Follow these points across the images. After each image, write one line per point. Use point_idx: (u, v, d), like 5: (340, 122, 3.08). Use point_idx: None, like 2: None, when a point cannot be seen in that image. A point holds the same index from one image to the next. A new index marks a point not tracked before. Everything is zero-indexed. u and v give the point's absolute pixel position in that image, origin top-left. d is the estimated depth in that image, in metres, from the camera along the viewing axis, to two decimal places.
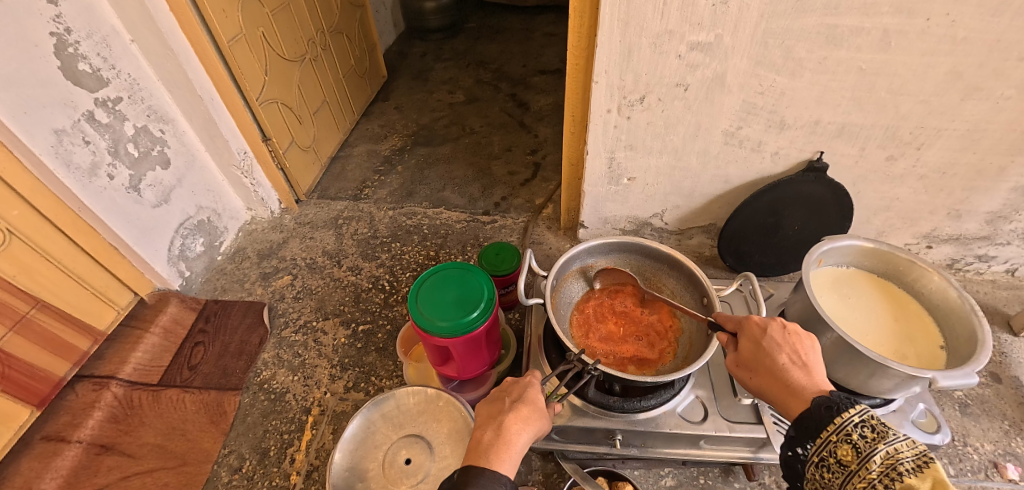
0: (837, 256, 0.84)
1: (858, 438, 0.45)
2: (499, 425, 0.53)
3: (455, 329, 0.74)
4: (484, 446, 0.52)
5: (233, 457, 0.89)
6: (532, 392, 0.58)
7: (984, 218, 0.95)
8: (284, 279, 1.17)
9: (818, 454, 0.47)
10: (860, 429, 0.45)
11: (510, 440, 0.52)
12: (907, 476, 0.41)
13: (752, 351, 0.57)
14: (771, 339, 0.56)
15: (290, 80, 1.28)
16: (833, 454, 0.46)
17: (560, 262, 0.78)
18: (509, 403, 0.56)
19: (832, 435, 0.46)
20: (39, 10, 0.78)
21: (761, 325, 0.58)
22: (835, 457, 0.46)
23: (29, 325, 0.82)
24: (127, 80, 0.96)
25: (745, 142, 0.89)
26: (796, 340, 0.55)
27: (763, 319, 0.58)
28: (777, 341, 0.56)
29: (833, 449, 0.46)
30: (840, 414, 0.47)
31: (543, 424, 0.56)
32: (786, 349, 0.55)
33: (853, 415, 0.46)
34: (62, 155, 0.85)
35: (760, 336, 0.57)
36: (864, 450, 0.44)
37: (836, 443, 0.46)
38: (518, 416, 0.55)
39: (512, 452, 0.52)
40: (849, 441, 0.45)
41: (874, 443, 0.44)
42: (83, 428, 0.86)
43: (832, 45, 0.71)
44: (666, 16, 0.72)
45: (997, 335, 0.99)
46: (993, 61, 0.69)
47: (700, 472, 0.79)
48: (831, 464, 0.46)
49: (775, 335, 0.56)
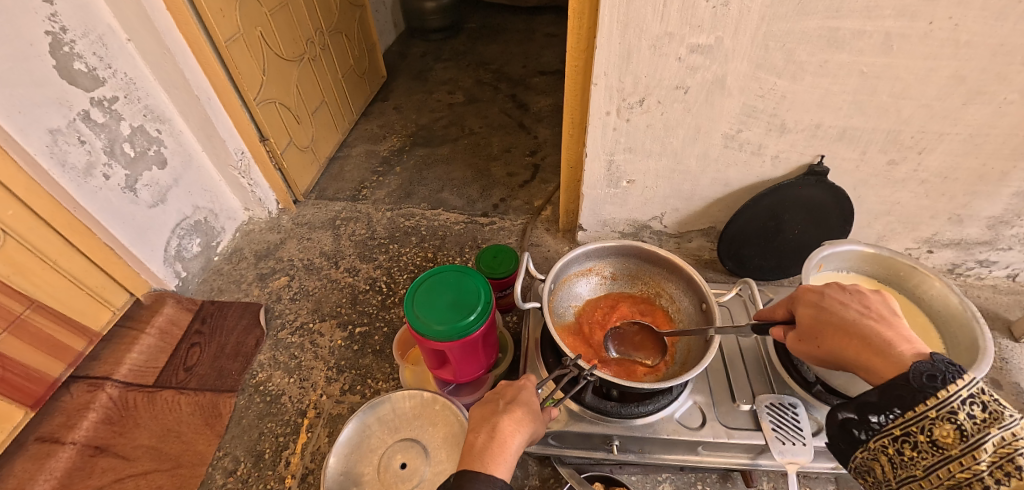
0: (838, 261, 0.83)
1: (965, 419, 0.42)
2: (493, 427, 0.53)
3: (451, 333, 0.73)
4: (478, 449, 0.51)
5: (227, 459, 0.89)
6: (525, 394, 0.58)
7: (985, 222, 0.94)
8: (281, 280, 1.17)
9: (905, 430, 0.45)
10: (967, 408, 0.42)
11: (505, 442, 0.51)
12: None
13: (815, 318, 0.55)
14: (834, 300, 0.55)
15: (288, 80, 1.28)
16: (926, 433, 0.43)
17: (559, 264, 0.77)
18: (503, 405, 0.56)
19: (932, 413, 0.43)
20: (34, 8, 0.77)
21: (817, 291, 0.57)
22: (929, 436, 0.43)
23: (24, 325, 0.81)
24: (124, 79, 0.95)
25: (746, 145, 0.88)
26: (862, 300, 0.54)
27: (818, 286, 0.58)
28: (840, 301, 0.54)
29: (928, 427, 0.43)
30: (947, 387, 0.42)
31: (536, 426, 0.55)
32: (854, 306, 0.53)
33: (962, 390, 0.42)
34: (57, 154, 0.84)
35: (820, 300, 0.56)
36: (972, 435, 0.41)
37: (936, 423, 0.43)
38: (512, 418, 0.54)
39: (507, 454, 0.51)
40: (953, 422, 0.42)
41: (984, 427, 0.41)
42: (77, 430, 0.85)
43: (833, 48, 0.71)
44: (666, 18, 0.71)
45: (997, 341, 0.98)
46: (996, 65, 0.69)
47: (698, 478, 0.78)
48: (918, 442, 0.44)
49: (837, 297, 0.55)
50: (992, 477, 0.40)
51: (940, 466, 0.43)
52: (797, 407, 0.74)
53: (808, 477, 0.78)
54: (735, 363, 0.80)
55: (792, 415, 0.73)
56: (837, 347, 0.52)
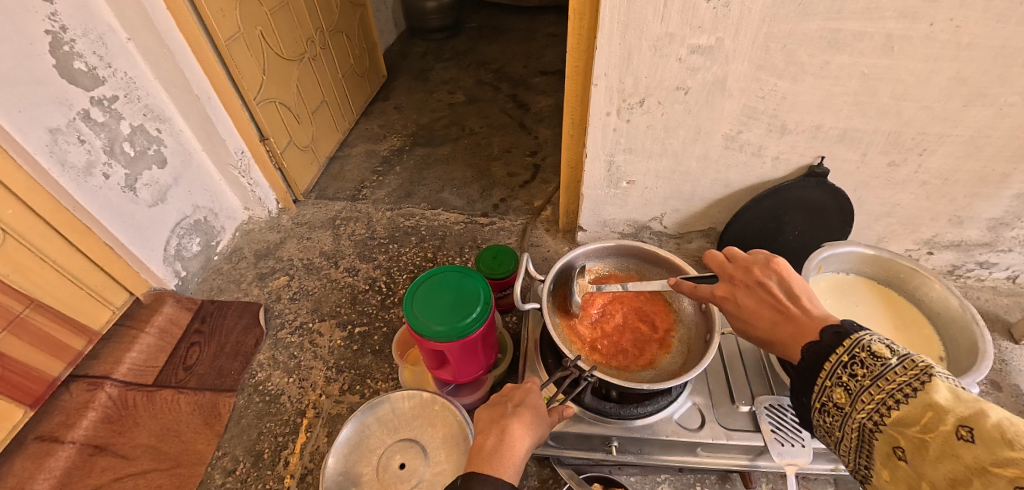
0: (837, 262, 0.83)
1: (848, 379, 0.44)
2: (502, 430, 0.52)
3: (450, 334, 0.73)
4: (487, 452, 0.51)
5: (226, 459, 0.89)
6: (533, 398, 0.57)
7: (986, 224, 0.94)
8: (281, 280, 1.17)
9: (817, 401, 0.47)
10: (848, 368, 0.44)
11: (515, 446, 0.51)
12: (897, 409, 0.39)
13: (737, 327, 0.54)
14: (744, 307, 0.53)
15: (288, 79, 1.27)
16: (829, 399, 0.45)
17: (558, 265, 0.78)
18: (512, 408, 0.55)
19: (825, 380, 0.45)
20: (35, 8, 0.77)
21: (728, 298, 0.55)
22: (830, 401, 0.45)
23: (24, 324, 0.81)
24: (124, 78, 0.95)
25: (746, 147, 0.88)
26: (761, 293, 0.52)
27: (725, 291, 0.55)
28: (750, 309, 0.52)
29: (827, 394, 0.45)
30: (828, 359, 0.45)
31: (543, 430, 0.55)
32: (764, 306, 0.51)
33: (841, 355, 0.44)
34: (57, 154, 0.84)
35: (735, 311, 0.54)
36: (853, 389, 0.43)
37: (830, 388, 0.45)
38: (521, 421, 0.54)
39: (515, 457, 0.51)
40: (840, 383, 0.44)
41: (862, 380, 0.43)
42: (77, 429, 0.85)
43: (834, 50, 0.71)
44: (666, 18, 0.71)
45: (997, 343, 0.98)
46: (998, 67, 0.68)
47: (697, 479, 0.78)
48: (828, 409, 0.46)
49: (745, 303, 0.53)
50: (875, 421, 0.41)
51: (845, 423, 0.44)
52: None
53: (808, 478, 0.77)
54: (735, 364, 0.80)
55: (791, 416, 0.73)
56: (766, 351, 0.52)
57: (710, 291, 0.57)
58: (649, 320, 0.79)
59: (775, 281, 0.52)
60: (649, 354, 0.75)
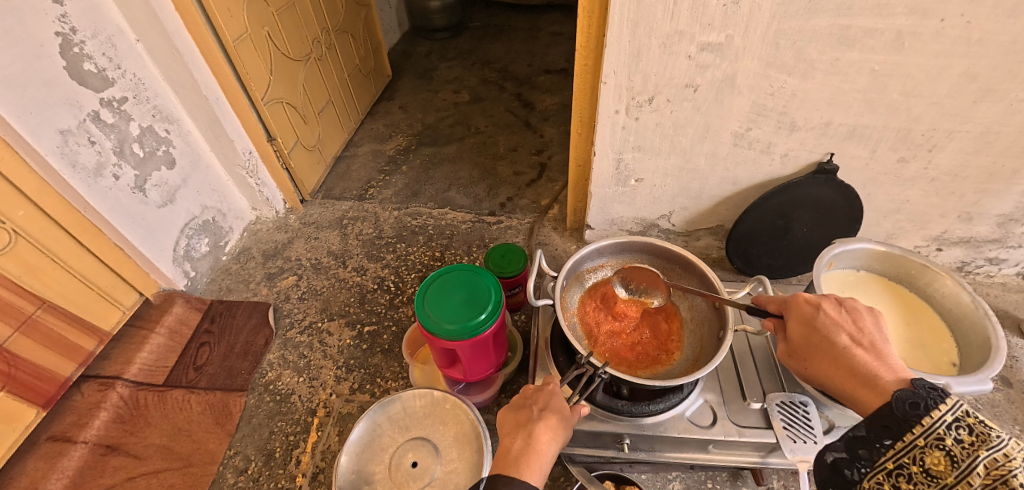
0: (854, 260, 0.83)
1: (953, 443, 0.40)
2: (529, 434, 0.52)
3: (462, 332, 0.74)
4: (514, 455, 0.51)
5: (238, 458, 0.89)
6: (557, 401, 0.56)
7: (996, 220, 0.94)
8: (290, 280, 1.17)
9: (895, 461, 0.43)
10: (954, 431, 0.40)
11: (541, 449, 0.51)
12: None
13: (806, 333, 0.56)
14: (825, 318, 0.56)
15: (295, 79, 1.28)
16: (918, 462, 0.42)
17: (570, 263, 0.78)
18: (537, 412, 0.54)
19: (920, 439, 0.42)
20: (44, 10, 0.78)
21: (813, 305, 0.58)
22: (920, 466, 0.42)
23: (36, 325, 0.82)
24: (133, 80, 0.95)
25: (755, 144, 0.88)
26: (856, 320, 0.55)
27: (816, 298, 0.58)
28: (833, 320, 0.55)
29: (918, 456, 0.42)
30: (930, 414, 0.42)
31: (569, 433, 0.55)
32: (846, 328, 0.54)
33: (945, 415, 0.41)
34: (67, 155, 0.84)
35: (814, 317, 0.57)
36: (962, 459, 0.39)
37: (924, 450, 0.41)
38: (546, 425, 0.53)
39: (541, 461, 0.51)
40: (942, 447, 0.40)
41: (973, 450, 0.39)
42: (89, 428, 0.86)
43: (845, 46, 0.70)
44: (676, 17, 0.71)
45: (1007, 340, 0.98)
46: (1009, 63, 0.68)
47: (708, 476, 0.78)
48: (914, 473, 0.42)
49: (830, 314, 0.56)
50: None
51: None
52: (808, 406, 0.74)
53: None
54: (745, 361, 0.80)
55: (804, 412, 0.73)
56: (821, 367, 0.54)
57: (795, 296, 0.60)
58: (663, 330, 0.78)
59: (870, 319, 0.55)
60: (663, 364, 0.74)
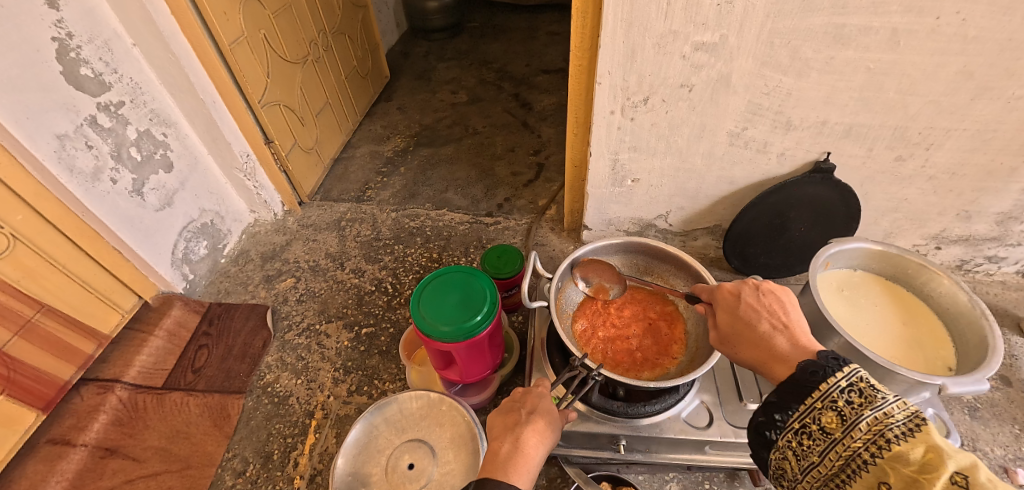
0: (851, 259, 0.83)
1: (844, 404, 0.43)
2: (517, 438, 0.52)
3: (457, 334, 0.74)
4: (502, 459, 0.50)
5: (236, 460, 0.89)
6: (546, 403, 0.57)
7: (995, 218, 0.93)
8: (288, 282, 1.17)
9: (801, 421, 0.46)
10: (846, 394, 0.43)
11: (529, 453, 0.51)
12: (895, 443, 0.38)
13: (731, 323, 0.57)
14: (746, 306, 0.56)
15: (292, 82, 1.28)
16: (817, 421, 0.45)
17: (565, 264, 0.78)
18: (526, 415, 0.55)
19: (817, 402, 0.45)
20: (41, 15, 0.78)
21: (735, 294, 0.58)
22: (819, 424, 0.44)
23: (34, 329, 0.82)
24: (130, 84, 0.96)
25: (751, 143, 0.88)
26: (771, 300, 0.56)
27: (736, 286, 0.59)
28: (752, 308, 0.56)
29: (817, 416, 0.45)
30: (827, 380, 0.45)
31: (557, 435, 0.55)
32: (762, 310, 0.55)
33: (840, 380, 0.44)
34: (65, 160, 0.85)
35: (736, 306, 0.57)
36: (850, 417, 0.42)
37: (821, 410, 0.44)
38: (535, 429, 0.53)
39: (530, 465, 0.51)
40: (835, 407, 0.43)
41: (860, 409, 0.42)
42: (88, 431, 0.87)
43: (840, 45, 0.70)
44: (669, 16, 0.71)
45: (1007, 338, 0.98)
46: (1004, 60, 0.68)
47: (705, 477, 0.78)
48: (812, 432, 0.45)
49: (750, 302, 0.56)
50: (868, 453, 0.40)
51: (827, 450, 0.43)
52: None
53: None
54: None
55: None
56: (744, 353, 0.55)
57: (719, 286, 0.61)
58: (660, 331, 0.78)
59: (786, 297, 0.56)
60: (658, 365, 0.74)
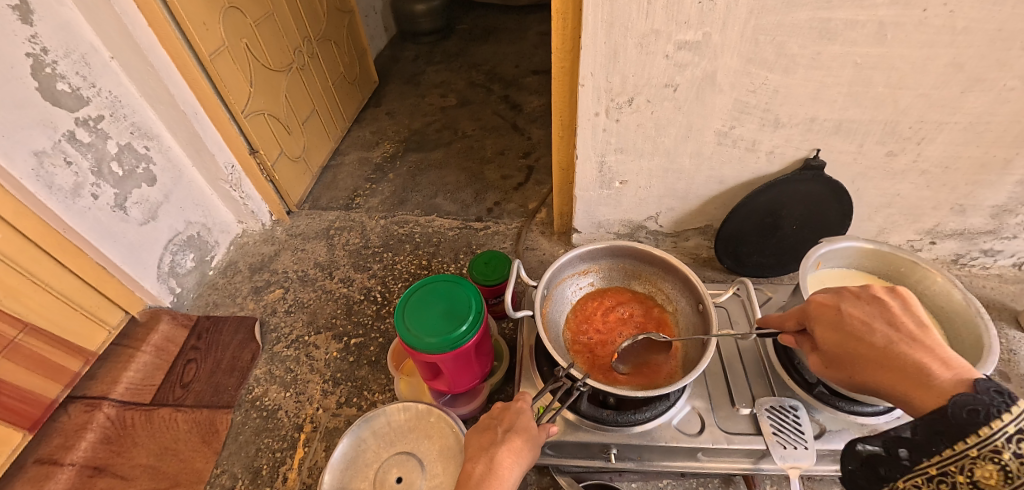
0: (838, 259, 0.81)
1: (1011, 459, 0.34)
2: (491, 458, 0.51)
3: (444, 345, 0.72)
4: (475, 480, 0.49)
5: (224, 477, 0.88)
6: (523, 420, 0.56)
7: (989, 212, 0.92)
8: (276, 293, 1.16)
9: (939, 468, 0.38)
10: (1015, 445, 0.35)
11: (503, 475, 0.50)
12: None
13: (838, 341, 0.49)
14: (852, 318, 0.49)
15: (276, 90, 1.27)
16: (965, 472, 0.37)
17: (551, 270, 0.76)
18: (502, 434, 0.53)
19: (971, 450, 0.36)
20: (14, 31, 0.77)
21: (833, 307, 0.51)
22: (967, 476, 0.37)
23: (18, 349, 0.81)
24: (109, 98, 0.94)
25: (739, 142, 0.86)
26: (882, 309, 0.48)
27: (831, 298, 0.52)
28: (861, 320, 0.48)
29: (966, 465, 0.37)
30: (991, 424, 0.36)
31: (534, 454, 0.54)
32: (880, 326, 0.47)
33: (1008, 426, 0.35)
34: (44, 177, 0.84)
35: (838, 321, 0.50)
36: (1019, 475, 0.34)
37: (975, 461, 0.36)
38: (511, 448, 0.52)
39: (506, 487, 0.49)
40: (997, 461, 0.35)
41: None
42: (76, 450, 0.86)
43: (826, 40, 0.69)
44: (651, 15, 0.70)
45: (1005, 333, 0.96)
46: (995, 51, 0.66)
47: (699, 483, 0.77)
48: (957, 482, 0.37)
49: (856, 313, 0.49)
50: None
51: None
52: (799, 410, 0.72)
53: (812, 480, 0.77)
54: (734, 365, 0.79)
55: (794, 417, 0.71)
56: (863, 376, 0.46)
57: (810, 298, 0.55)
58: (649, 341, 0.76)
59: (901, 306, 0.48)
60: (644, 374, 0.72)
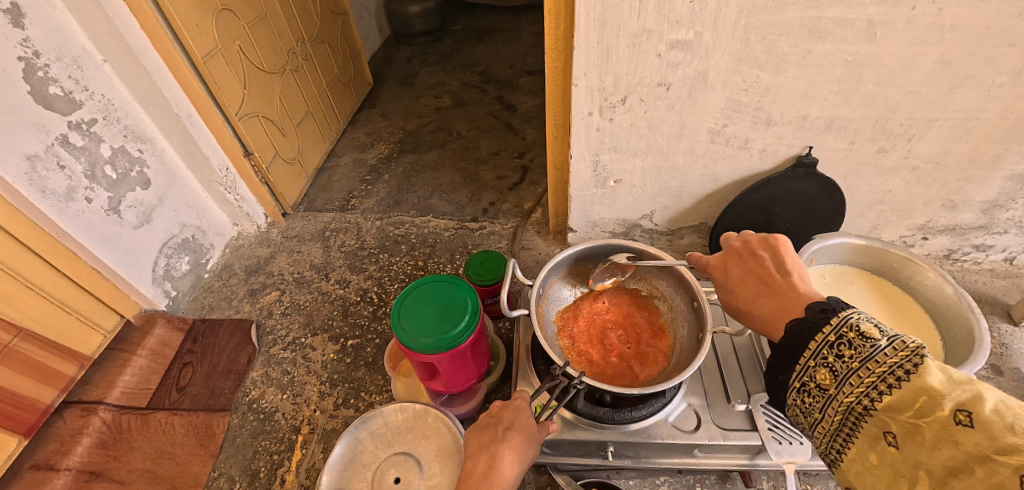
0: (831, 255, 0.82)
1: (835, 360, 0.44)
2: (492, 456, 0.51)
3: (440, 345, 0.72)
4: (476, 478, 0.49)
5: (222, 480, 0.88)
6: (522, 418, 0.56)
7: (980, 207, 0.93)
8: (272, 295, 1.16)
9: (798, 381, 0.47)
10: (836, 349, 0.44)
11: (503, 473, 0.50)
12: (886, 394, 0.39)
13: (728, 297, 0.58)
14: (733, 279, 0.57)
15: (270, 92, 1.26)
16: (812, 379, 0.46)
17: (546, 269, 0.76)
18: (502, 432, 0.54)
19: (810, 360, 0.46)
20: (5, 34, 0.76)
21: (721, 268, 0.59)
22: (815, 382, 0.46)
23: (13, 354, 0.80)
24: (102, 101, 0.94)
25: (732, 140, 0.87)
26: (760, 265, 0.55)
27: (720, 260, 0.59)
28: (739, 279, 0.56)
29: (812, 374, 0.46)
30: (816, 338, 0.45)
31: (533, 452, 0.55)
32: (751, 279, 0.55)
33: (829, 335, 0.44)
34: (36, 181, 0.83)
35: (725, 281, 0.58)
36: (841, 372, 0.43)
37: (815, 368, 0.45)
38: (511, 445, 0.53)
39: (506, 485, 0.50)
40: (827, 365, 0.44)
41: (850, 363, 0.42)
42: (72, 455, 0.85)
43: (816, 38, 0.69)
44: (643, 15, 0.70)
45: (996, 326, 0.97)
46: (983, 48, 0.67)
47: (697, 479, 0.77)
48: (811, 389, 0.46)
49: (736, 273, 0.57)
50: (865, 406, 0.41)
51: (829, 406, 0.45)
52: None
53: (808, 475, 0.77)
54: (729, 362, 0.79)
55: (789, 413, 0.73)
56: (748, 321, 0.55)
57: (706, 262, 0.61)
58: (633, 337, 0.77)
59: (770, 255, 0.55)
60: (640, 372, 0.73)
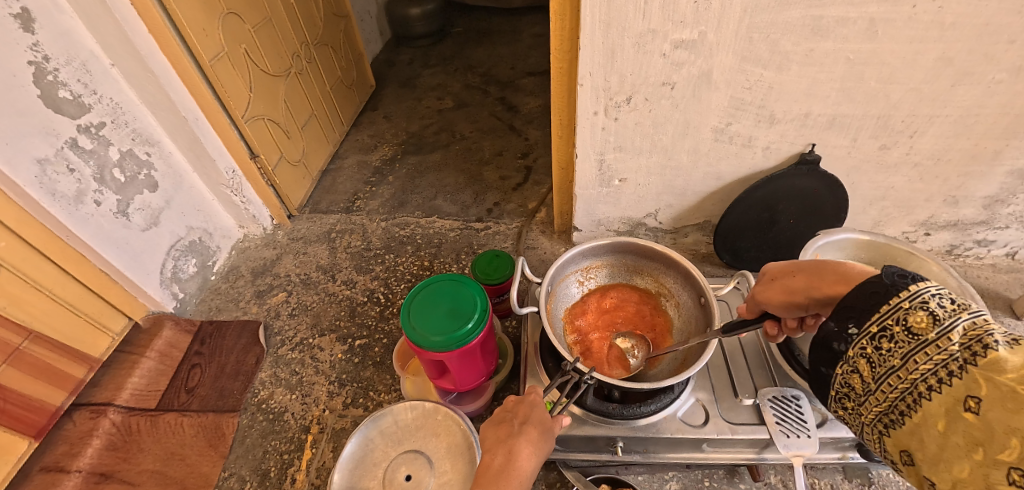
0: (835, 249, 0.82)
1: (936, 306, 0.37)
2: (510, 449, 0.52)
3: (450, 343, 0.73)
4: (495, 471, 0.50)
5: (233, 479, 0.88)
6: (537, 412, 0.57)
7: (982, 202, 0.94)
8: (279, 296, 1.17)
9: (879, 324, 0.40)
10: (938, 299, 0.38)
11: (521, 466, 0.51)
12: (996, 349, 0.33)
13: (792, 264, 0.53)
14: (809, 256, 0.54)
15: (275, 95, 1.27)
16: (900, 322, 0.38)
17: (553, 269, 0.77)
18: (518, 426, 0.54)
19: (905, 302, 0.38)
20: (15, 39, 0.77)
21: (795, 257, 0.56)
22: (902, 325, 0.38)
23: (23, 357, 0.81)
24: (110, 105, 0.95)
25: (735, 138, 0.88)
26: None
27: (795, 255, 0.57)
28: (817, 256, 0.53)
29: (901, 317, 0.38)
30: (917, 283, 0.39)
31: (549, 445, 0.55)
32: None
33: (932, 285, 0.39)
34: (46, 185, 0.84)
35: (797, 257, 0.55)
36: (943, 319, 0.36)
37: (908, 310, 0.38)
38: (528, 438, 0.53)
39: (523, 478, 0.50)
40: (926, 308, 0.37)
41: (956, 313, 0.36)
42: (82, 457, 0.86)
43: (818, 36, 0.70)
44: (647, 15, 0.71)
45: (999, 320, 0.98)
46: (983, 45, 0.68)
47: (705, 474, 0.78)
48: (894, 334, 0.39)
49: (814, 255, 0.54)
50: (963, 360, 0.34)
51: (913, 353, 0.37)
52: (801, 400, 0.73)
53: (815, 469, 0.78)
54: (736, 358, 0.80)
55: (796, 407, 0.72)
56: (768, 298, 0.54)
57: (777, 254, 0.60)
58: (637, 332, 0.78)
59: None
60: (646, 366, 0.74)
